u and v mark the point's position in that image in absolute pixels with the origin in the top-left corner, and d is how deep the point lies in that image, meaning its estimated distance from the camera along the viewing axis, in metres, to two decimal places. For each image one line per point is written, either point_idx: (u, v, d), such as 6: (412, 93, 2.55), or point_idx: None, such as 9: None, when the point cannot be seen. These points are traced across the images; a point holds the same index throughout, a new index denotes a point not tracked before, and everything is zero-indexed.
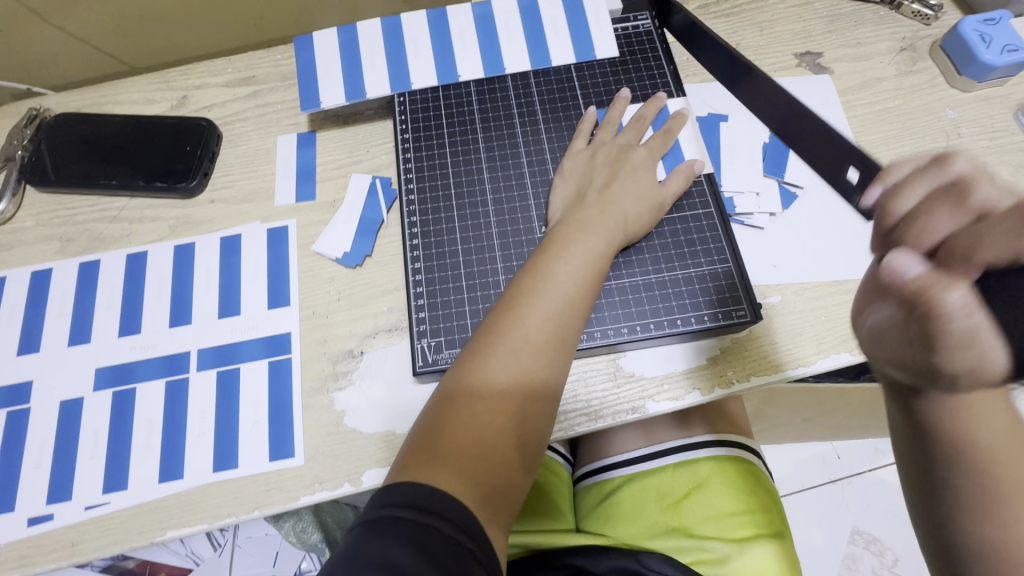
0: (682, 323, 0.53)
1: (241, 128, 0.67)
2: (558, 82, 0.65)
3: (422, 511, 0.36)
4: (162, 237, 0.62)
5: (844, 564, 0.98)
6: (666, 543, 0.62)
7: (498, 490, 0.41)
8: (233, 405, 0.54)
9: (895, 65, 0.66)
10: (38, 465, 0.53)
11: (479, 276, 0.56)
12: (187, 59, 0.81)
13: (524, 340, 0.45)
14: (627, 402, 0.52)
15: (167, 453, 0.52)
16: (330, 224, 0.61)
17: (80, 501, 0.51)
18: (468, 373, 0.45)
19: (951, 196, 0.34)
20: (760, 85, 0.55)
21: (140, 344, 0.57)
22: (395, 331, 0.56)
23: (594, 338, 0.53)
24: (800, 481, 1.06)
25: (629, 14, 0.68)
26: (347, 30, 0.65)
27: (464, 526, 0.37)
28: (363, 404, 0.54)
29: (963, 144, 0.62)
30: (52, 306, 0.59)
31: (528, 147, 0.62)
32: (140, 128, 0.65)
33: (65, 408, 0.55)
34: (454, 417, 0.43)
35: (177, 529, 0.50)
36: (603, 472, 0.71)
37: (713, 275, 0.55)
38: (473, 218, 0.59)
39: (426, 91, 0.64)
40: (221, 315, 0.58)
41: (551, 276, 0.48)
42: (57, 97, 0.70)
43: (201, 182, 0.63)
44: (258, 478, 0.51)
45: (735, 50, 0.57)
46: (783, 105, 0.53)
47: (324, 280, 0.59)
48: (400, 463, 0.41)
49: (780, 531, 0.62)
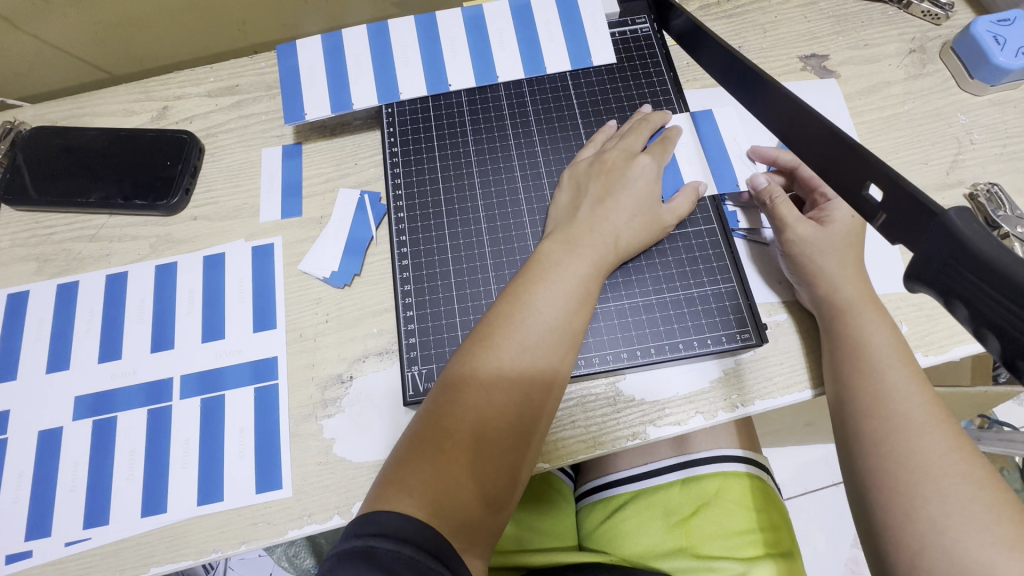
0: (684, 347, 0.51)
1: (223, 140, 0.64)
2: (553, 90, 0.62)
3: (397, 540, 0.35)
4: (142, 256, 0.59)
5: (848, 569, 0.97)
6: (672, 563, 0.60)
7: (474, 519, 0.40)
8: (217, 434, 0.52)
9: (903, 67, 0.64)
10: (16, 500, 0.51)
11: (472, 298, 0.54)
12: (170, 66, 0.78)
13: (503, 370, 0.43)
14: (628, 428, 0.50)
15: (149, 485, 0.50)
16: (318, 242, 0.58)
17: (60, 537, 0.49)
18: (452, 394, 0.43)
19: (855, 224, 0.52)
20: (770, 98, 0.43)
21: (121, 370, 0.55)
22: (386, 355, 0.54)
23: (593, 363, 0.51)
24: (802, 485, 1.04)
25: (627, 18, 0.66)
26: (332, 36, 0.63)
27: (436, 552, 0.35)
28: (354, 432, 0.52)
29: (975, 150, 0.59)
30: (29, 329, 0.57)
31: (522, 160, 0.59)
32: (119, 142, 0.63)
33: (44, 438, 0.53)
34: (435, 441, 0.41)
35: (160, 566, 0.48)
36: (608, 488, 0.69)
37: (717, 295, 0.53)
38: (465, 237, 0.56)
39: (415, 101, 0.62)
40: (205, 339, 0.55)
41: (534, 301, 0.46)
42: (32, 109, 0.67)
43: (183, 198, 0.61)
44: (246, 511, 0.49)
45: (739, 60, 0.46)
46: (789, 123, 0.42)
47: (312, 301, 0.56)
48: (374, 492, 0.40)
49: (790, 551, 0.60)
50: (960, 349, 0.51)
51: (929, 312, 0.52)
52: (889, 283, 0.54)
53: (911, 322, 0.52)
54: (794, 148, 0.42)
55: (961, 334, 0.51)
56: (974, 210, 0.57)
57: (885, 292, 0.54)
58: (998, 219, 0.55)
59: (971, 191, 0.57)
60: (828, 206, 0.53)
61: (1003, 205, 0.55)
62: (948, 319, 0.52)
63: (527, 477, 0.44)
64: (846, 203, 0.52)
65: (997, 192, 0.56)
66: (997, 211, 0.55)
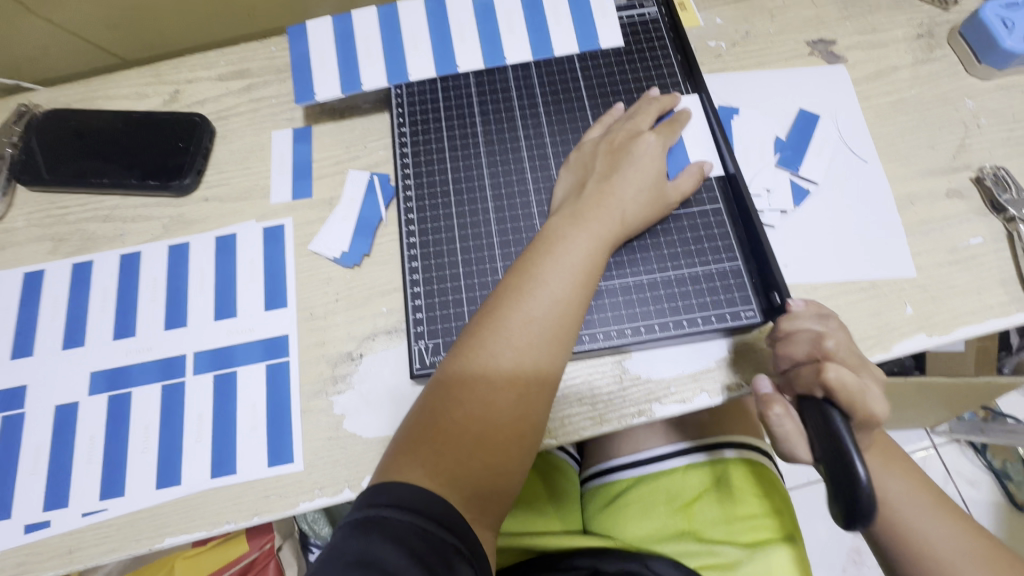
0: (687, 324, 0.52)
1: (235, 123, 0.65)
2: (560, 72, 0.63)
3: (407, 511, 0.36)
4: (155, 236, 0.60)
5: (850, 558, 0.98)
6: (676, 546, 0.61)
7: (483, 489, 0.41)
8: (229, 409, 0.53)
9: (911, 52, 0.64)
10: (33, 472, 0.52)
11: (478, 274, 0.55)
12: (180, 51, 0.79)
13: (511, 344, 0.44)
14: (634, 406, 0.51)
15: (164, 459, 0.51)
16: (327, 222, 0.59)
17: (76, 508, 0.50)
18: (461, 369, 0.43)
19: (819, 337, 0.45)
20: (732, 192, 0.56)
21: (134, 348, 0.55)
22: (395, 333, 0.55)
23: (597, 340, 0.51)
24: (805, 474, 1.05)
25: (635, 1, 0.66)
26: (342, 20, 0.63)
27: (448, 524, 0.37)
28: (363, 408, 0.52)
29: (981, 135, 0.60)
30: (44, 307, 0.58)
31: (529, 140, 0.60)
32: (131, 124, 0.63)
33: (61, 412, 0.54)
34: (445, 414, 0.42)
35: (175, 536, 0.49)
36: (609, 473, 0.70)
37: (720, 274, 0.53)
38: (472, 216, 0.57)
39: (424, 83, 0.62)
40: (217, 317, 0.56)
41: (542, 276, 0.46)
42: (46, 92, 0.68)
43: (194, 180, 0.61)
44: (257, 484, 0.50)
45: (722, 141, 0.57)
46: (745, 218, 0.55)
47: (322, 280, 0.57)
48: (386, 461, 0.41)
49: (792, 535, 0.61)
50: (962, 330, 0.52)
51: (933, 295, 0.53)
52: (893, 266, 0.54)
53: (915, 303, 0.53)
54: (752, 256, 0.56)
55: (964, 316, 0.52)
56: (980, 194, 0.57)
57: (889, 274, 0.54)
58: (1004, 203, 0.55)
59: (977, 174, 0.58)
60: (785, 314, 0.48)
61: (1009, 188, 0.56)
62: (950, 302, 0.53)
63: (536, 450, 0.44)
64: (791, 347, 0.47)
65: (1003, 175, 0.56)
66: (1003, 193, 0.56)
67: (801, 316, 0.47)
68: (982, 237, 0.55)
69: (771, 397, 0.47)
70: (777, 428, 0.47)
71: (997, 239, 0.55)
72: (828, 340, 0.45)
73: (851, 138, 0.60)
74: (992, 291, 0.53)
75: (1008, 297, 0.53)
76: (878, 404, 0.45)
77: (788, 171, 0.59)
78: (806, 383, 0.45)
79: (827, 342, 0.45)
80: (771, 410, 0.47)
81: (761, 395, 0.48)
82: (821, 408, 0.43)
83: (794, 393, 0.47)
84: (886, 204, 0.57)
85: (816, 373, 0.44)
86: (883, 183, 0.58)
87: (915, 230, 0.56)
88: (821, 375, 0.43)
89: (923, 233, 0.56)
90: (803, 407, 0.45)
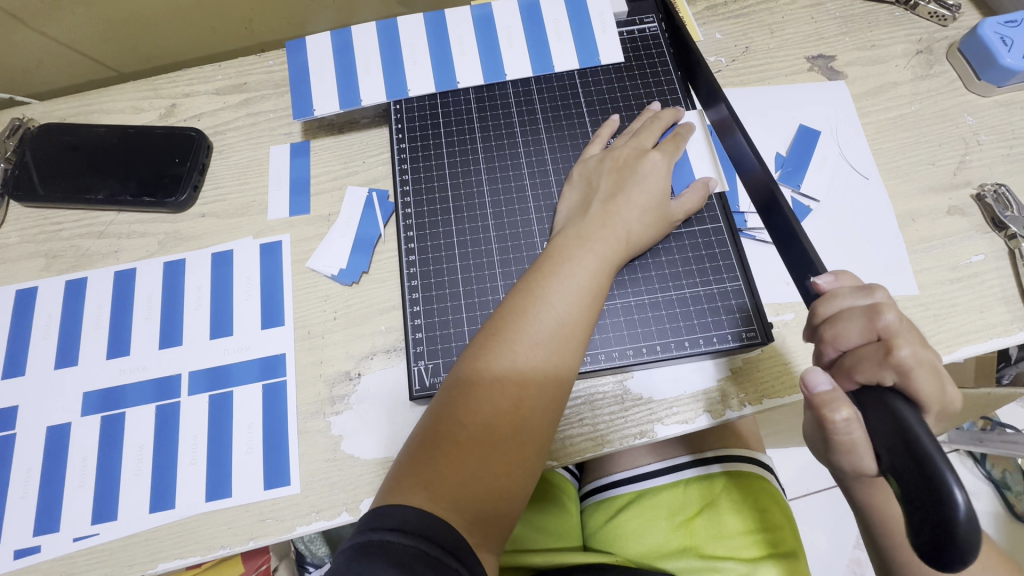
0: (689, 345, 0.51)
1: (231, 138, 0.65)
2: (561, 88, 0.62)
3: (411, 535, 0.35)
4: (150, 253, 0.59)
5: (850, 570, 0.97)
6: (677, 563, 0.60)
7: (487, 512, 0.40)
8: (225, 429, 0.52)
9: (910, 68, 0.64)
10: (24, 495, 0.51)
11: (478, 291, 0.54)
12: (177, 64, 0.79)
13: (516, 364, 0.43)
14: (636, 426, 0.50)
15: (159, 481, 0.50)
16: (325, 239, 0.58)
17: (68, 532, 0.49)
18: (467, 390, 0.43)
19: (876, 309, 0.37)
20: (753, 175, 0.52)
21: (129, 367, 0.55)
22: (394, 352, 0.54)
23: (598, 360, 0.51)
24: (804, 486, 1.04)
25: (635, 16, 0.66)
26: (341, 34, 0.63)
27: (452, 549, 0.36)
28: (361, 429, 0.52)
29: (981, 151, 0.60)
30: (37, 325, 0.57)
31: (530, 156, 0.60)
32: (127, 139, 0.63)
33: (53, 433, 0.53)
34: (448, 438, 0.41)
35: (169, 561, 0.48)
36: (610, 488, 0.69)
37: (722, 293, 0.53)
38: (472, 233, 0.57)
39: (424, 98, 0.62)
40: (213, 336, 0.56)
41: (547, 296, 0.46)
42: (41, 106, 0.67)
43: (191, 196, 0.61)
44: (253, 507, 0.49)
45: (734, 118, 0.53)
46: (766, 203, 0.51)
47: (320, 297, 0.56)
48: (387, 483, 0.41)
49: (794, 551, 0.60)
50: (966, 349, 0.52)
51: (935, 313, 0.53)
52: (893, 283, 0.54)
53: (918, 322, 0.52)
54: (780, 241, 0.51)
55: (966, 334, 0.52)
56: (982, 211, 0.57)
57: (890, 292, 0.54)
58: (1005, 220, 0.55)
59: (978, 191, 0.58)
60: (821, 296, 0.41)
61: (1010, 206, 0.56)
62: (954, 320, 0.53)
63: (541, 473, 0.43)
64: (851, 328, 0.38)
65: (1004, 193, 0.56)
66: (1004, 211, 0.55)
67: (841, 293, 0.40)
68: (983, 255, 0.55)
69: (839, 397, 0.36)
70: (841, 437, 0.36)
71: (999, 256, 0.55)
72: (888, 312, 0.36)
73: (851, 154, 0.60)
74: (995, 309, 0.53)
75: (1012, 315, 0.52)
76: (950, 387, 0.37)
77: (789, 189, 0.59)
78: (870, 370, 0.36)
79: (887, 315, 0.36)
80: (838, 414, 0.35)
81: (818, 397, 0.36)
82: (888, 401, 0.35)
83: (852, 384, 0.37)
84: (886, 223, 0.57)
85: (884, 354, 0.35)
86: (883, 199, 0.58)
87: (916, 248, 0.56)
88: (892, 356, 0.35)
89: (924, 251, 0.55)
90: (866, 401, 0.36)
